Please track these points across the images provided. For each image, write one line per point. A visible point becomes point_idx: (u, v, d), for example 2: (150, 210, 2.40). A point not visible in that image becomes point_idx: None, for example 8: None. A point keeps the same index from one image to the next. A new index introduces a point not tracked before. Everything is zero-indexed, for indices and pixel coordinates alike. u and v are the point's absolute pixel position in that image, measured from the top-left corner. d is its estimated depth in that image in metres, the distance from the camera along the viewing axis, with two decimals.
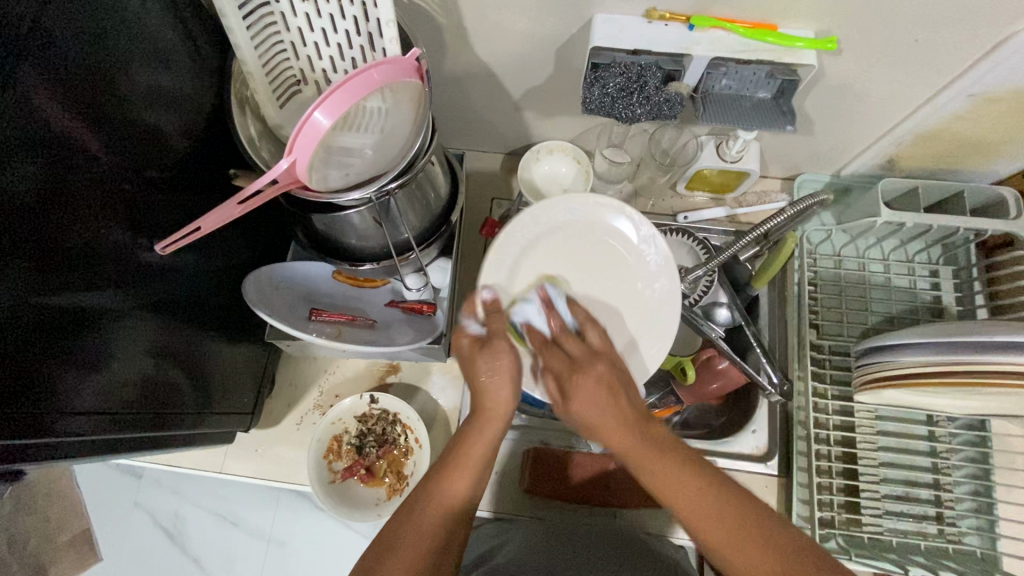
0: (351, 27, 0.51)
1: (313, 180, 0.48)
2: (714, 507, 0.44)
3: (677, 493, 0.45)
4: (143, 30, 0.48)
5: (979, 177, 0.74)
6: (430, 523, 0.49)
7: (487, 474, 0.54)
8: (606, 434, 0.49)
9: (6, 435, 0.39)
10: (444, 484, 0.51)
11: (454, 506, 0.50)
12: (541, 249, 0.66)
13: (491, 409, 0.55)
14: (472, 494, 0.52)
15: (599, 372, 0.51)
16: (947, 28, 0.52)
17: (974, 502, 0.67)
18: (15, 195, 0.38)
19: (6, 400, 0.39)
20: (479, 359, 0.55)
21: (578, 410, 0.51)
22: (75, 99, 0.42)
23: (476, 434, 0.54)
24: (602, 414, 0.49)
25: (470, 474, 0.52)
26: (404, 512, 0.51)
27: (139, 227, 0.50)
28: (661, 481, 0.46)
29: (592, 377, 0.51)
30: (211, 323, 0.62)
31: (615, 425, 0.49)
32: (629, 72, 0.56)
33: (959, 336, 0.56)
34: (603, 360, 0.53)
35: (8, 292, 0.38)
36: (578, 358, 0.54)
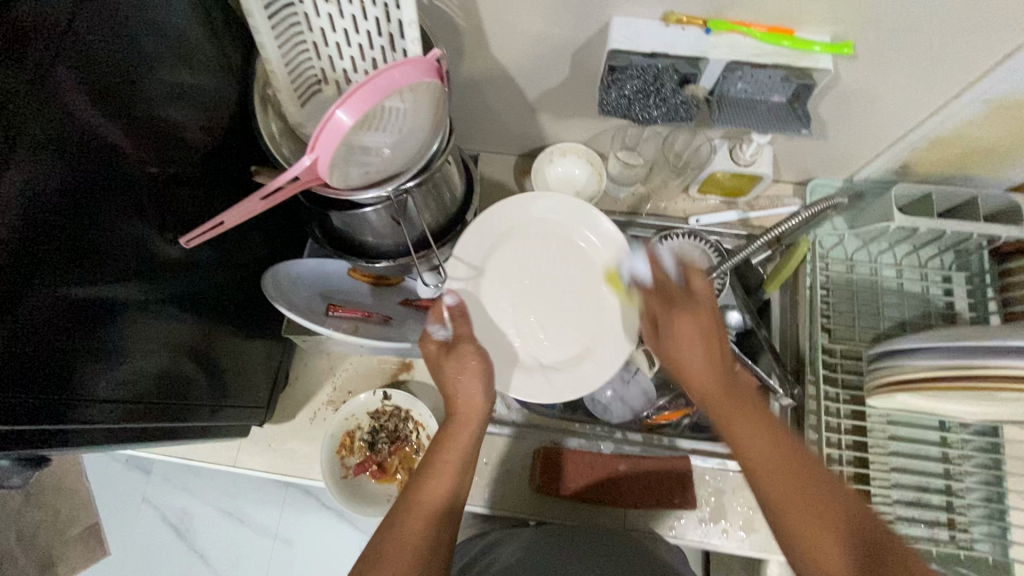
0: (373, 28, 0.52)
1: (334, 178, 0.48)
2: (777, 455, 0.47)
3: (747, 436, 0.49)
4: (171, 31, 0.49)
5: (993, 184, 0.74)
6: (410, 534, 0.50)
7: (465, 479, 0.56)
8: (694, 371, 0.54)
9: (33, 418, 0.40)
10: (417, 492, 0.53)
11: (433, 511, 0.52)
12: (500, 250, 0.67)
13: (458, 415, 0.57)
14: (448, 503, 0.53)
15: (693, 322, 0.55)
16: (964, 34, 0.52)
17: (986, 509, 0.67)
18: (38, 190, 0.39)
19: (35, 375, 0.40)
20: (447, 365, 0.58)
21: (669, 342, 0.56)
22: (105, 98, 0.43)
23: (444, 440, 0.56)
24: (693, 356, 0.54)
25: (445, 477, 0.54)
26: (389, 522, 0.51)
27: (163, 222, 0.51)
28: (738, 420, 0.50)
29: (693, 318, 0.55)
30: (228, 317, 0.63)
31: (707, 368, 0.53)
32: (646, 75, 0.57)
33: (974, 341, 0.56)
34: (700, 305, 0.56)
35: (36, 278, 0.39)
36: (674, 305, 0.56)
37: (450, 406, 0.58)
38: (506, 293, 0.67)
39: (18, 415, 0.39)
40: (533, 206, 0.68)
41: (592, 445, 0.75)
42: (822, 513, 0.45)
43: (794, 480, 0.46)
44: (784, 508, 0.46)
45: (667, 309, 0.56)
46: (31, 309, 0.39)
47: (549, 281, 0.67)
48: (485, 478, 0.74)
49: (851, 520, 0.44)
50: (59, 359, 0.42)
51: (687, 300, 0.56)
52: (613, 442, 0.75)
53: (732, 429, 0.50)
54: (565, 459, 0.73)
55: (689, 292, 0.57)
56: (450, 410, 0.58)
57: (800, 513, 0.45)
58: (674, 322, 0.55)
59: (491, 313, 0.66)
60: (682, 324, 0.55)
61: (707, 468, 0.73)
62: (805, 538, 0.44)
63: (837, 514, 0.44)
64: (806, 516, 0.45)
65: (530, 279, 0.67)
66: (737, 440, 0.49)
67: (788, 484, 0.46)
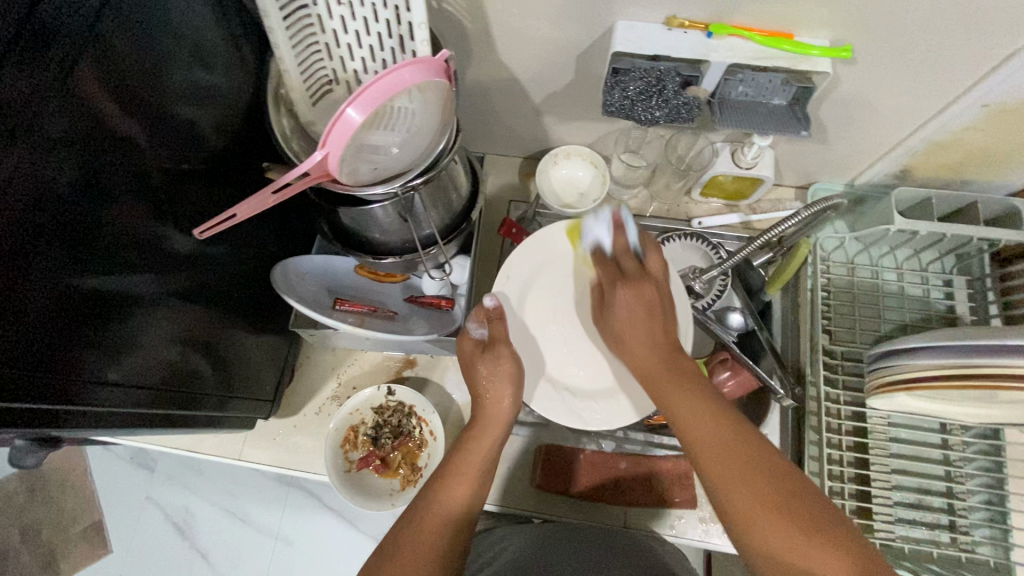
0: (383, 30, 0.54)
1: (344, 174, 0.50)
2: (726, 438, 0.46)
3: (690, 418, 0.49)
4: (188, 31, 0.51)
5: (993, 189, 0.75)
6: (430, 531, 0.51)
7: (485, 482, 0.57)
8: (640, 352, 0.55)
9: (40, 398, 0.41)
10: (440, 490, 0.54)
11: (454, 511, 0.53)
12: (549, 272, 0.68)
13: (486, 415, 0.59)
14: (468, 503, 0.54)
15: (631, 300, 0.56)
16: (959, 38, 0.53)
17: (987, 512, 0.66)
18: (57, 183, 0.40)
19: (49, 361, 0.41)
20: (481, 363, 0.60)
21: (619, 322, 0.57)
22: (125, 97, 0.45)
23: (470, 440, 0.57)
24: (634, 333, 0.56)
25: (466, 482, 0.54)
26: (403, 521, 0.52)
27: (178, 216, 0.53)
28: (676, 403, 0.50)
29: (634, 295, 0.56)
30: (236, 311, 0.64)
31: (646, 347, 0.55)
32: (649, 77, 0.58)
33: (974, 340, 0.57)
34: (641, 283, 0.57)
35: (56, 265, 0.40)
36: (620, 279, 0.58)
37: (479, 405, 0.60)
38: (551, 312, 0.67)
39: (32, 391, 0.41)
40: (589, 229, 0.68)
41: (593, 443, 0.75)
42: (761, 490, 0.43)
43: (732, 459, 0.45)
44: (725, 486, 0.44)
45: (615, 283, 0.58)
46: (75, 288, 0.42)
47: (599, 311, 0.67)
48: None
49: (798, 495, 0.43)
50: (73, 332, 0.43)
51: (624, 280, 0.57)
52: (614, 440, 0.75)
53: (672, 408, 0.50)
54: (572, 459, 0.74)
55: (639, 268, 0.59)
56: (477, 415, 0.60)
57: (738, 487, 0.44)
58: (619, 296, 0.57)
59: (530, 326, 0.67)
60: (622, 299, 0.56)
61: None
62: (749, 514, 0.43)
63: (773, 482, 0.43)
64: (748, 490, 0.43)
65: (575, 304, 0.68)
66: (681, 426, 0.49)
67: (732, 464, 0.45)
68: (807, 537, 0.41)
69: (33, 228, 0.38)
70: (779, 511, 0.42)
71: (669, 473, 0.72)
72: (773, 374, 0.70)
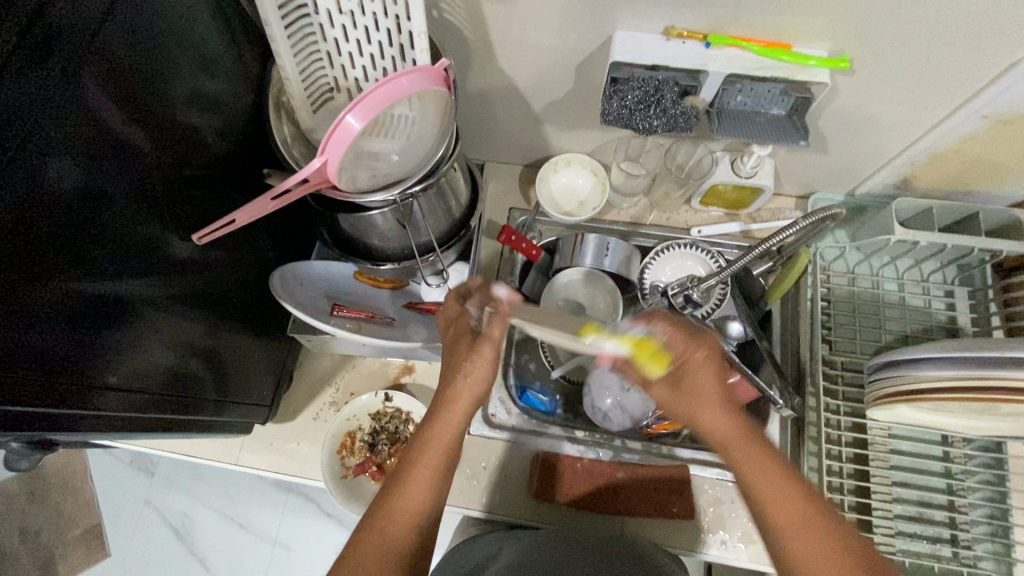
0: (384, 38, 0.54)
1: (342, 181, 0.50)
2: (815, 521, 0.42)
3: (775, 494, 0.43)
4: (191, 39, 0.52)
5: (995, 200, 0.74)
6: (399, 533, 0.48)
7: (447, 477, 0.52)
8: (709, 422, 0.48)
9: (37, 402, 0.42)
10: (400, 488, 0.50)
11: (418, 511, 0.49)
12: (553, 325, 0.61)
13: (450, 408, 0.53)
14: (432, 501, 0.50)
15: (705, 367, 0.49)
16: (958, 49, 0.53)
17: (990, 527, 0.66)
18: (56, 189, 0.40)
19: (44, 365, 0.41)
20: (458, 352, 0.54)
21: (687, 390, 0.49)
22: (126, 103, 0.45)
23: (431, 432, 0.52)
24: (708, 402, 0.48)
25: (426, 477, 0.50)
26: (361, 524, 0.49)
27: (178, 220, 0.53)
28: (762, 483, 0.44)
29: (709, 364, 0.49)
30: (234, 316, 0.65)
31: (722, 417, 0.48)
32: (647, 86, 0.58)
33: (978, 350, 0.56)
34: (705, 346, 0.50)
35: (47, 275, 0.40)
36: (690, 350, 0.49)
37: (442, 394, 0.53)
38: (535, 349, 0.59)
39: (23, 396, 0.40)
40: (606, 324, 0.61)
41: (591, 452, 0.75)
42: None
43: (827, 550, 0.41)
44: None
45: (686, 350, 0.49)
46: (58, 305, 0.41)
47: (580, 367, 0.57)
48: (484, 482, 0.74)
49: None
50: (58, 348, 0.42)
51: (689, 343, 0.49)
52: (613, 449, 0.75)
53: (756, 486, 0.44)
54: (565, 468, 0.73)
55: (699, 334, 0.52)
56: (438, 407, 0.53)
57: (830, 575, 0.40)
58: (692, 367, 0.49)
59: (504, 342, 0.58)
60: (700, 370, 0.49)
61: (706, 477, 0.73)
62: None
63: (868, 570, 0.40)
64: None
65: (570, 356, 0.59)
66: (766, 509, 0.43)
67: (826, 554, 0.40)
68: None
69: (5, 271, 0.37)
70: None
71: (665, 483, 0.72)
72: (772, 384, 0.70)
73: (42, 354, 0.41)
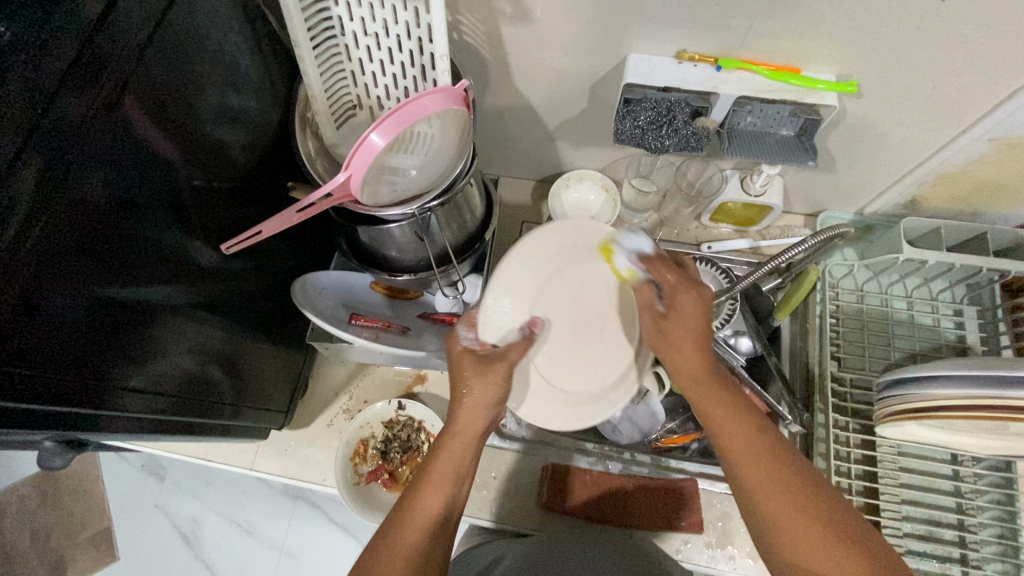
0: (406, 59, 0.57)
1: (364, 196, 0.51)
2: (754, 444, 0.48)
3: (728, 422, 0.50)
4: (224, 59, 0.54)
5: (1004, 221, 0.75)
6: (412, 538, 0.49)
7: (462, 484, 0.54)
8: (684, 358, 0.53)
9: (63, 404, 0.43)
10: (414, 501, 0.51)
11: (429, 521, 0.50)
12: (587, 318, 0.61)
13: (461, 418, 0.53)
14: (445, 509, 0.51)
15: (696, 308, 0.52)
16: (962, 75, 0.55)
17: (1000, 546, 0.66)
18: (90, 199, 0.41)
19: (71, 368, 0.43)
20: (467, 367, 0.54)
21: (670, 326, 0.53)
22: (160, 120, 0.47)
23: (441, 445, 0.53)
24: (686, 346, 0.52)
25: (437, 488, 0.51)
26: (383, 530, 0.50)
27: (207, 230, 0.55)
28: (721, 416, 0.50)
29: (696, 304, 0.52)
30: (253, 323, 0.66)
31: (698, 359, 0.52)
32: (659, 107, 0.60)
33: (983, 369, 0.57)
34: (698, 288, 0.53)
35: (79, 282, 0.42)
36: (675, 285, 0.53)
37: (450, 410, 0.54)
38: (580, 359, 0.61)
39: (52, 399, 0.42)
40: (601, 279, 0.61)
41: (600, 463, 0.76)
42: (795, 505, 0.44)
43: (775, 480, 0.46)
44: (760, 502, 0.46)
45: (676, 286, 0.53)
46: (82, 311, 0.42)
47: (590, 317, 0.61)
48: (494, 492, 0.75)
49: (839, 516, 0.44)
50: (87, 351, 0.44)
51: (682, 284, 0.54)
52: (621, 462, 0.76)
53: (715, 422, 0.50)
54: (571, 478, 0.74)
55: (694, 275, 0.56)
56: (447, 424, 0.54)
57: (765, 474, 0.46)
58: (683, 304, 0.53)
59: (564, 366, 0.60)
60: (688, 311, 0.52)
61: (714, 491, 0.73)
62: (778, 521, 0.44)
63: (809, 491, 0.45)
64: (780, 504, 0.45)
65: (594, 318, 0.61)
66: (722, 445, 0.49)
67: (764, 470, 0.46)
68: (836, 547, 0.42)
69: (30, 278, 0.38)
70: (809, 516, 0.44)
71: (673, 496, 0.73)
72: (781, 400, 0.70)
73: (70, 359, 0.42)
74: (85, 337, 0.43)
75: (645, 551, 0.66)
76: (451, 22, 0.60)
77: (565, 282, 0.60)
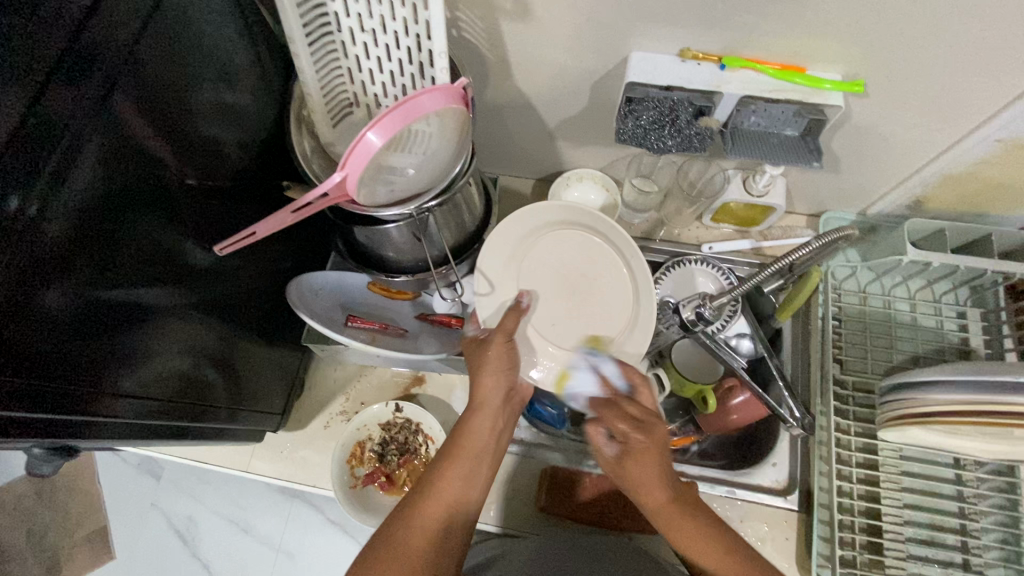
0: (404, 56, 0.55)
1: (361, 196, 0.50)
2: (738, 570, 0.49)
3: (706, 552, 0.50)
4: (217, 54, 0.53)
5: (1009, 222, 0.74)
6: (433, 514, 0.51)
7: (485, 465, 0.56)
8: (649, 493, 0.52)
9: (51, 410, 0.42)
10: (438, 476, 0.53)
11: (452, 498, 0.52)
12: (576, 279, 0.64)
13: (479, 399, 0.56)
14: (467, 488, 0.53)
15: (653, 446, 0.53)
16: (970, 75, 0.54)
17: (1003, 552, 0.65)
18: (78, 199, 0.40)
19: (59, 372, 0.41)
20: (475, 357, 0.58)
21: (631, 466, 0.53)
22: (151, 117, 0.46)
23: (467, 425, 0.56)
24: (650, 485, 0.52)
25: (461, 465, 0.54)
26: (402, 508, 0.51)
27: (200, 230, 0.54)
28: (696, 548, 0.50)
29: (652, 447, 0.53)
30: (248, 325, 0.65)
31: (662, 492, 0.52)
32: (662, 107, 0.60)
33: (989, 374, 0.56)
34: (656, 424, 0.55)
35: (67, 283, 0.40)
36: (632, 426, 0.54)
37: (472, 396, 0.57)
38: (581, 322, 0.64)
39: (37, 404, 0.41)
40: (576, 242, 0.64)
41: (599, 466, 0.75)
42: None
43: None
44: None
45: (630, 429, 0.54)
46: (70, 314, 0.41)
47: (577, 281, 0.64)
48: (492, 494, 0.74)
49: None
50: (76, 354, 0.42)
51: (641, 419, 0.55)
52: None
53: (693, 547, 0.50)
54: (573, 480, 0.74)
55: (648, 408, 0.57)
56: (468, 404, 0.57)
57: None
58: (641, 449, 0.53)
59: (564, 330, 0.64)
60: (648, 453, 0.53)
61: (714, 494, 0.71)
62: None
63: None
64: None
65: (582, 281, 0.64)
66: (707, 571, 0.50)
67: None
68: None
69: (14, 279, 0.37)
70: None
71: None
72: None
73: (58, 364, 0.41)
74: (74, 340, 0.42)
75: (643, 552, 0.66)
76: (451, 19, 0.58)
77: (545, 254, 0.65)
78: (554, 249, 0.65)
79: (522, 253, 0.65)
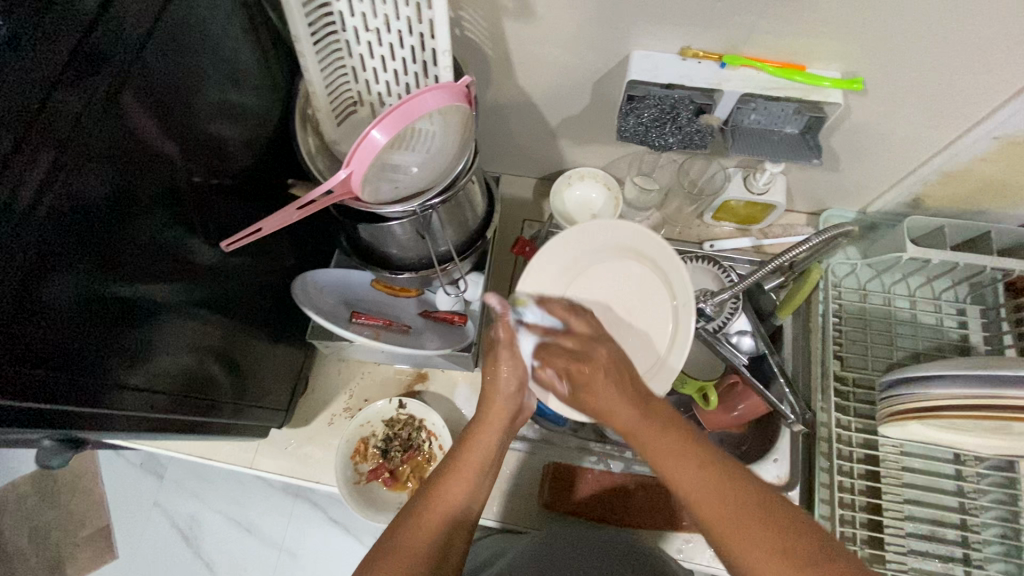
0: (408, 55, 0.56)
1: (365, 193, 0.51)
2: (713, 487, 0.43)
3: (677, 470, 0.45)
4: (223, 53, 0.54)
5: (1008, 219, 0.75)
6: (434, 520, 0.50)
7: (487, 479, 0.54)
8: (614, 416, 0.50)
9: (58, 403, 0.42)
10: (442, 485, 0.52)
11: (454, 508, 0.51)
12: (622, 304, 0.65)
13: (488, 411, 0.56)
14: (469, 499, 0.52)
15: (602, 370, 0.51)
16: (967, 73, 0.55)
17: (1003, 546, 0.66)
18: (87, 196, 0.41)
19: (68, 365, 0.42)
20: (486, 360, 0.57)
21: (586, 392, 0.52)
22: (158, 114, 0.47)
23: (474, 436, 0.55)
24: (611, 410, 0.50)
25: (463, 476, 0.52)
26: (403, 514, 0.51)
27: (205, 226, 0.55)
28: (669, 467, 0.46)
29: (600, 371, 0.51)
30: (253, 322, 0.66)
31: (625, 413, 0.49)
32: (662, 104, 0.61)
33: (987, 369, 0.57)
34: (603, 346, 0.53)
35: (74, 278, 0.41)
36: (571, 358, 0.53)
37: (482, 402, 0.56)
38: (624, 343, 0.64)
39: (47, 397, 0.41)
40: (624, 266, 0.65)
41: (601, 463, 0.75)
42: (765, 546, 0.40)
43: (743, 518, 0.41)
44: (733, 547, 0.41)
45: (571, 363, 0.52)
46: (78, 308, 0.42)
47: (624, 304, 0.65)
48: (495, 490, 0.75)
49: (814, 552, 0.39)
50: (83, 348, 0.43)
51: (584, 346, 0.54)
52: (623, 461, 0.75)
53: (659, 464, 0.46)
54: (576, 477, 0.74)
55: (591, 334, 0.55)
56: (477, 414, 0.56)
57: (729, 519, 0.42)
58: (588, 378, 0.51)
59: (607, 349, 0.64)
60: (596, 376, 0.51)
61: None
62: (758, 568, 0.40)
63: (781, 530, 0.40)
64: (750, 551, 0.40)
65: (628, 304, 0.65)
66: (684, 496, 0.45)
67: (730, 514, 0.42)
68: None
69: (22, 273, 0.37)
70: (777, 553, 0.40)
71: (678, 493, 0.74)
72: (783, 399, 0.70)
73: (66, 357, 0.42)
74: (81, 334, 0.43)
75: (645, 547, 0.67)
76: (454, 18, 0.59)
77: (593, 275, 0.66)
78: (603, 271, 0.66)
79: (573, 271, 0.66)
